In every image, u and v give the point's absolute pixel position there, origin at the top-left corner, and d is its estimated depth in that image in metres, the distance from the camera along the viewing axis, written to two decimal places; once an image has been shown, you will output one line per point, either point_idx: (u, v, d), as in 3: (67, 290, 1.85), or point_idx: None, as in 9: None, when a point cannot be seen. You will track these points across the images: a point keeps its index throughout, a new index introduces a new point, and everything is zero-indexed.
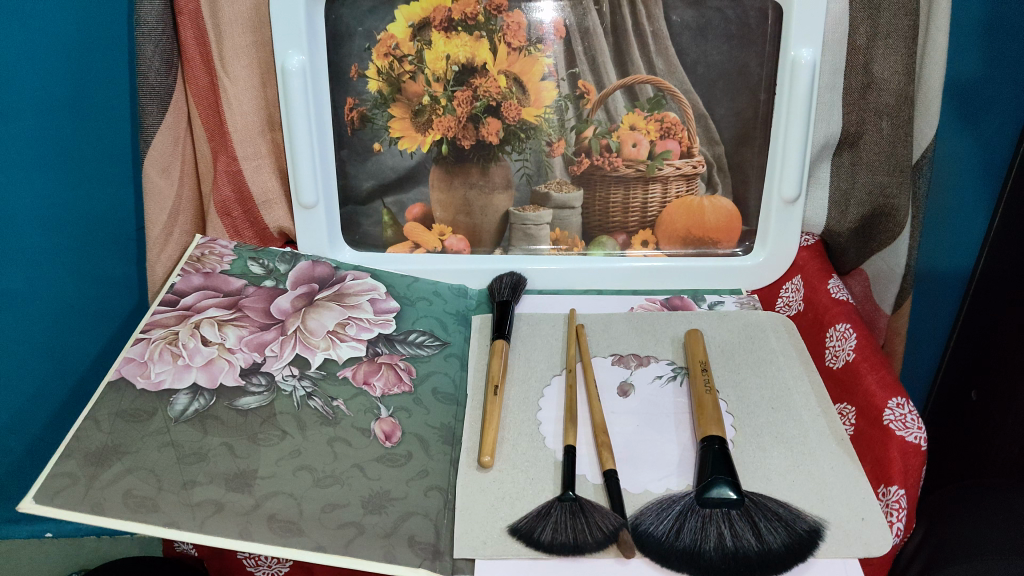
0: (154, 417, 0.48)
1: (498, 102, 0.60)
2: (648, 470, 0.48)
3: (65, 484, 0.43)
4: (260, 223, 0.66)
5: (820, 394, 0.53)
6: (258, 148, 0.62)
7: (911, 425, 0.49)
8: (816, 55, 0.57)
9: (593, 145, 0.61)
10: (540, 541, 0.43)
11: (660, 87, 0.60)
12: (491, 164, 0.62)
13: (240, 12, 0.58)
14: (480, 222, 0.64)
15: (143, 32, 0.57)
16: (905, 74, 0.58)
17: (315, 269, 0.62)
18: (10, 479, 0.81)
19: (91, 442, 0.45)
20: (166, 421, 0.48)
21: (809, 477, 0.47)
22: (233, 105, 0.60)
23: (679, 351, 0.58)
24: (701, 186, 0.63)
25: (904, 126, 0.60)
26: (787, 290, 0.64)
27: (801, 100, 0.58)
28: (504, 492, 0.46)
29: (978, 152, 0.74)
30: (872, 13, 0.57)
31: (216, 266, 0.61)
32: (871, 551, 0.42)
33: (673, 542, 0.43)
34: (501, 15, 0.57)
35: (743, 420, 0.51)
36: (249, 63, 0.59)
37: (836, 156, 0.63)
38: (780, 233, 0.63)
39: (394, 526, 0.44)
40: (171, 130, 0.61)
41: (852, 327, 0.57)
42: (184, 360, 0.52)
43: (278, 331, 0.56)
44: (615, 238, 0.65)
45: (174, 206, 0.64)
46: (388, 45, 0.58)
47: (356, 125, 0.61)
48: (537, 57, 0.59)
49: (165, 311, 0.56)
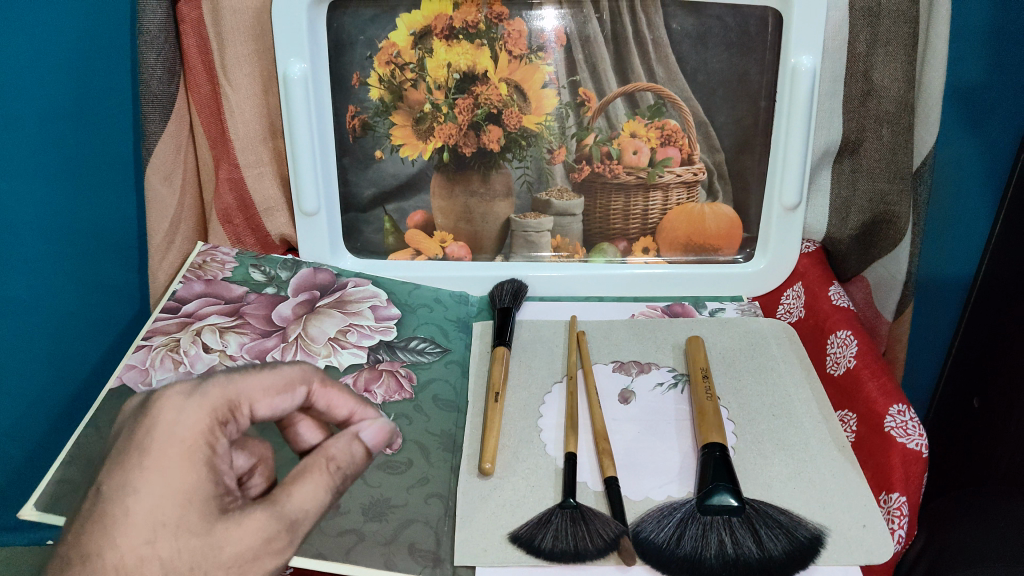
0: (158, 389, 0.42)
1: (499, 109, 0.60)
2: (649, 478, 0.48)
3: (66, 490, 0.43)
4: (262, 231, 0.66)
5: (821, 402, 0.53)
6: (260, 156, 0.63)
7: (911, 433, 0.48)
8: (816, 63, 0.57)
9: (595, 153, 0.61)
10: (540, 548, 0.43)
11: (660, 94, 0.60)
12: (492, 172, 0.62)
13: (241, 21, 0.58)
14: (480, 229, 0.65)
15: (146, 41, 0.57)
16: (904, 82, 0.58)
17: (316, 277, 0.63)
18: (10, 488, 0.79)
19: (92, 448, 0.45)
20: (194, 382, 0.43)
21: (809, 484, 0.47)
22: (235, 113, 0.60)
23: (680, 358, 0.58)
24: (701, 194, 0.63)
25: (904, 134, 0.60)
26: (787, 297, 0.65)
27: (801, 107, 0.58)
28: (504, 500, 0.46)
29: (979, 157, 0.74)
30: (871, 20, 0.57)
31: (218, 274, 0.61)
32: (871, 559, 0.42)
33: (673, 550, 0.42)
34: (501, 23, 0.58)
35: (743, 427, 0.51)
36: (251, 72, 0.60)
37: (836, 163, 0.63)
38: (780, 240, 0.63)
39: (394, 534, 0.44)
40: (173, 138, 0.61)
41: (852, 334, 0.56)
42: (185, 367, 0.52)
43: (279, 338, 0.56)
44: (616, 246, 0.65)
45: (176, 213, 0.64)
46: (389, 53, 0.59)
47: (357, 132, 0.61)
48: (537, 65, 0.59)
49: (166, 319, 0.56)
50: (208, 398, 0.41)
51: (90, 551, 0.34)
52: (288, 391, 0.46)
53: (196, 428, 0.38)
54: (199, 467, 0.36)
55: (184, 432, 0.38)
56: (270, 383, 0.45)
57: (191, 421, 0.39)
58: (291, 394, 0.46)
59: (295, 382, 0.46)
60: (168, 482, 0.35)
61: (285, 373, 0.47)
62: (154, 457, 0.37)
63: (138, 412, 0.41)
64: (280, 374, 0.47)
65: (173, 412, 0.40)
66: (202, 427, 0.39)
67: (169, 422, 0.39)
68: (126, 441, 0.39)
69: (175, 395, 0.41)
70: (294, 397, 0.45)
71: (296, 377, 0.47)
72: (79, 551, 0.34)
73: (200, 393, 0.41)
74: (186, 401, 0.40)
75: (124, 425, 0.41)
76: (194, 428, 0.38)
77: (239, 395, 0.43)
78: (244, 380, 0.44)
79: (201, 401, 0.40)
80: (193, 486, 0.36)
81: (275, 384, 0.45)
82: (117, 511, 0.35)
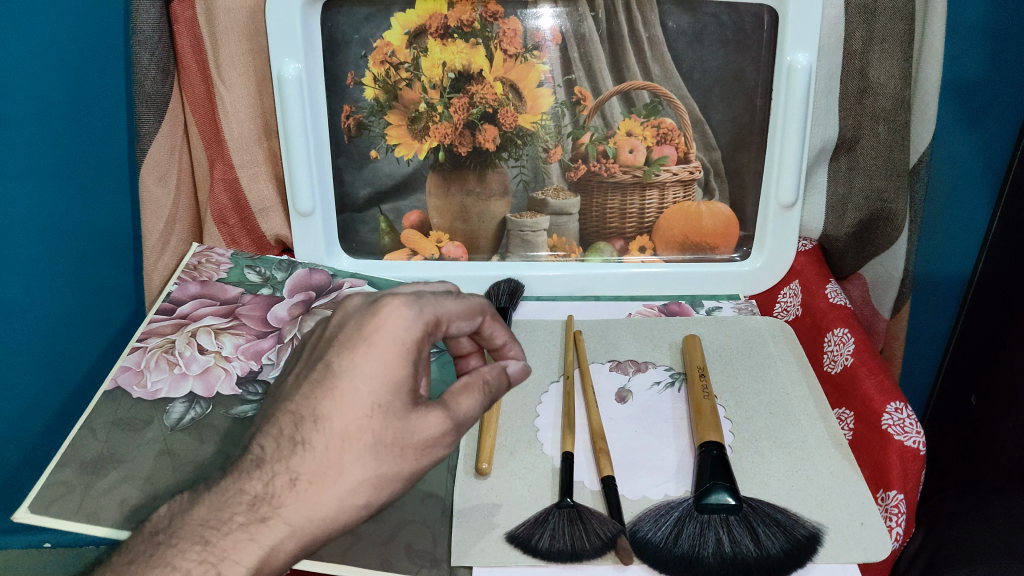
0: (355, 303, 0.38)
1: (495, 109, 0.60)
2: (646, 476, 0.47)
3: (60, 493, 0.43)
4: (257, 231, 0.66)
5: (818, 399, 0.53)
6: (254, 156, 0.62)
7: (909, 429, 0.48)
8: (812, 61, 0.57)
9: (590, 151, 0.61)
10: (537, 548, 0.43)
11: (656, 93, 0.59)
12: (488, 171, 0.62)
13: (235, 21, 0.57)
14: (477, 229, 0.64)
15: (139, 41, 0.57)
16: (901, 79, 0.58)
17: (312, 277, 0.63)
18: (7, 491, 0.79)
19: (88, 451, 0.46)
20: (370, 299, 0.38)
21: (807, 482, 0.47)
22: (229, 113, 0.60)
23: (677, 356, 0.58)
24: (698, 192, 0.63)
25: (901, 130, 0.60)
26: (785, 296, 0.65)
27: (796, 105, 0.58)
28: (502, 499, 0.46)
29: (978, 153, 0.73)
30: (867, 17, 0.57)
31: (213, 274, 0.62)
32: (870, 556, 0.42)
33: (671, 548, 0.42)
34: (496, 22, 0.58)
35: (741, 425, 0.51)
36: (245, 71, 0.59)
37: (833, 161, 0.63)
38: (777, 237, 0.63)
39: (392, 534, 0.44)
40: (167, 138, 0.61)
41: (849, 331, 0.56)
42: (180, 368, 0.53)
43: (275, 339, 0.56)
44: (612, 244, 0.65)
45: (171, 214, 0.64)
46: (384, 52, 0.59)
47: (352, 132, 0.61)
48: (532, 64, 0.59)
49: (161, 320, 0.57)
50: (422, 313, 0.37)
51: (319, 412, 0.35)
52: (471, 316, 0.40)
53: (412, 338, 0.36)
54: (406, 362, 0.36)
55: (403, 338, 0.36)
56: (460, 310, 0.39)
57: (411, 327, 0.36)
58: (473, 319, 0.40)
59: (480, 311, 0.40)
60: (386, 372, 0.35)
61: (469, 297, 0.40)
62: (377, 352, 0.35)
63: (360, 311, 0.37)
64: (463, 299, 0.39)
65: (396, 318, 0.36)
66: (415, 337, 0.36)
67: (396, 323, 0.36)
68: (347, 330, 0.37)
69: (400, 303, 0.37)
70: (473, 322, 0.40)
71: (477, 306, 0.40)
72: (310, 410, 0.35)
73: (417, 308, 0.37)
74: (407, 311, 0.36)
75: (348, 315, 0.38)
76: (410, 339, 0.36)
77: (439, 312, 0.38)
78: (443, 299, 0.38)
79: (418, 316, 0.36)
80: (397, 380, 0.36)
81: (462, 309, 0.39)
82: (341, 387, 0.35)
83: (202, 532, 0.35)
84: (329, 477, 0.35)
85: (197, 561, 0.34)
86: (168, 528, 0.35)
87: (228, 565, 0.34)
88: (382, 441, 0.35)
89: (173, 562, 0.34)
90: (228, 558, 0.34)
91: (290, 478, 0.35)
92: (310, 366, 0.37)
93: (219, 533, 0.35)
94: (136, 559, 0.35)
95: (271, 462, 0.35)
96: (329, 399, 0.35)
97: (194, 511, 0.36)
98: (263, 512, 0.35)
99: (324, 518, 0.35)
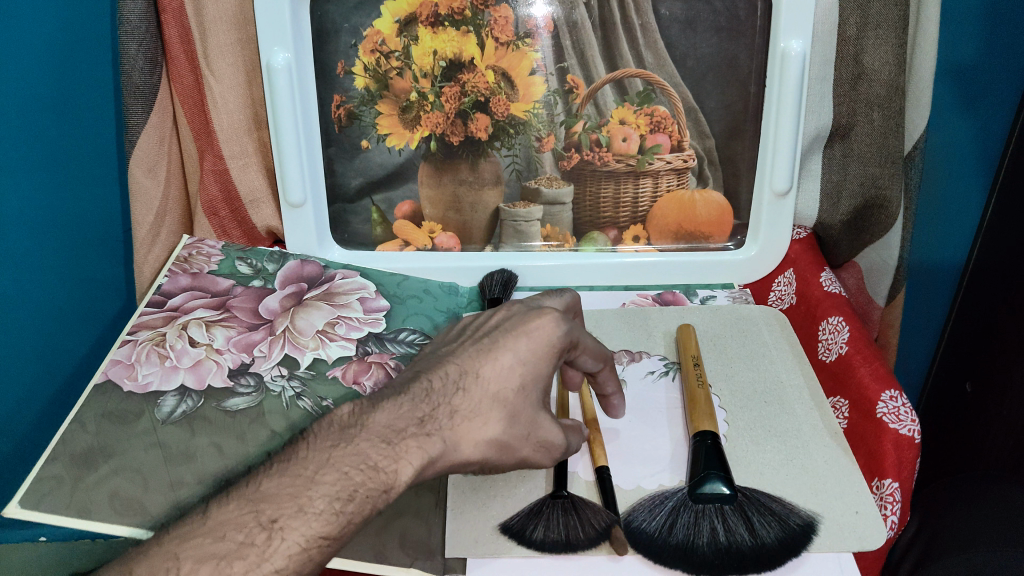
0: (518, 309, 0.47)
1: (487, 97, 0.59)
2: (639, 467, 0.47)
3: (50, 487, 0.43)
4: (248, 222, 0.66)
5: (814, 387, 0.53)
6: (244, 147, 0.62)
7: (904, 418, 0.48)
8: (806, 46, 0.56)
9: (583, 140, 0.61)
10: (531, 539, 0.43)
11: (648, 80, 0.59)
12: (481, 160, 0.61)
13: (223, 10, 0.57)
14: (469, 219, 0.64)
15: (126, 31, 0.57)
16: (894, 65, 0.58)
17: (304, 268, 0.62)
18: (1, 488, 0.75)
19: (77, 445, 0.46)
20: (525, 310, 0.46)
21: (801, 471, 0.47)
22: (219, 104, 0.60)
23: (671, 346, 0.58)
24: (692, 180, 0.62)
25: (894, 117, 0.59)
26: (779, 284, 0.65)
27: (791, 92, 0.57)
28: (495, 491, 0.46)
29: (974, 137, 0.73)
30: (861, 4, 0.56)
31: (203, 267, 0.61)
32: (864, 545, 0.42)
33: (666, 538, 0.42)
34: (487, 10, 0.57)
35: (736, 414, 0.51)
36: (234, 61, 0.58)
37: (827, 148, 0.62)
38: (771, 225, 0.63)
39: (385, 526, 0.44)
40: (156, 129, 0.61)
41: (843, 320, 0.56)
42: (171, 361, 0.52)
43: (266, 332, 0.56)
44: (606, 234, 0.64)
45: (160, 206, 0.63)
46: (375, 41, 0.58)
47: (343, 122, 0.61)
48: (525, 52, 0.58)
49: (151, 313, 0.57)
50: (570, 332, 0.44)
51: (481, 370, 0.42)
52: (597, 361, 0.48)
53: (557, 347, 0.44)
54: (552, 361, 0.43)
55: (552, 342, 0.43)
56: (595, 351, 0.47)
57: (559, 337, 0.44)
58: (599, 362, 0.48)
59: (606, 359, 0.48)
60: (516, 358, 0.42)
61: (601, 350, 0.48)
62: (535, 345, 0.43)
63: (524, 313, 0.45)
64: (599, 347, 0.48)
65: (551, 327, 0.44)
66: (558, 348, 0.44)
67: (551, 330, 0.44)
68: (511, 322, 0.45)
69: (556, 318, 0.44)
70: (595, 365, 0.48)
71: (603, 359, 0.48)
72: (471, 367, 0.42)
73: (569, 328, 0.44)
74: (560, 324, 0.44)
75: (513, 312, 0.46)
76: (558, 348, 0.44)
77: (580, 338, 0.46)
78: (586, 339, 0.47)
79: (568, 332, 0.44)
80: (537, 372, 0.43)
81: (597, 349, 0.47)
82: (497, 356, 0.42)
83: (385, 433, 0.39)
84: (478, 420, 0.41)
85: (383, 456, 0.38)
86: (362, 419, 0.40)
87: (404, 463, 0.38)
88: (518, 415, 0.41)
89: (364, 453, 0.38)
90: (404, 456, 0.38)
91: (450, 409, 0.40)
92: (474, 339, 0.45)
93: (398, 435, 0.39)
94: (338, 443, 0.39)
95: (437, 394, 0.41)
96: (489, 363, 0.42)
97: (376, 414, 0.40)
98: (430, 427, 0.40)
99: (466, 457, 0.40)
